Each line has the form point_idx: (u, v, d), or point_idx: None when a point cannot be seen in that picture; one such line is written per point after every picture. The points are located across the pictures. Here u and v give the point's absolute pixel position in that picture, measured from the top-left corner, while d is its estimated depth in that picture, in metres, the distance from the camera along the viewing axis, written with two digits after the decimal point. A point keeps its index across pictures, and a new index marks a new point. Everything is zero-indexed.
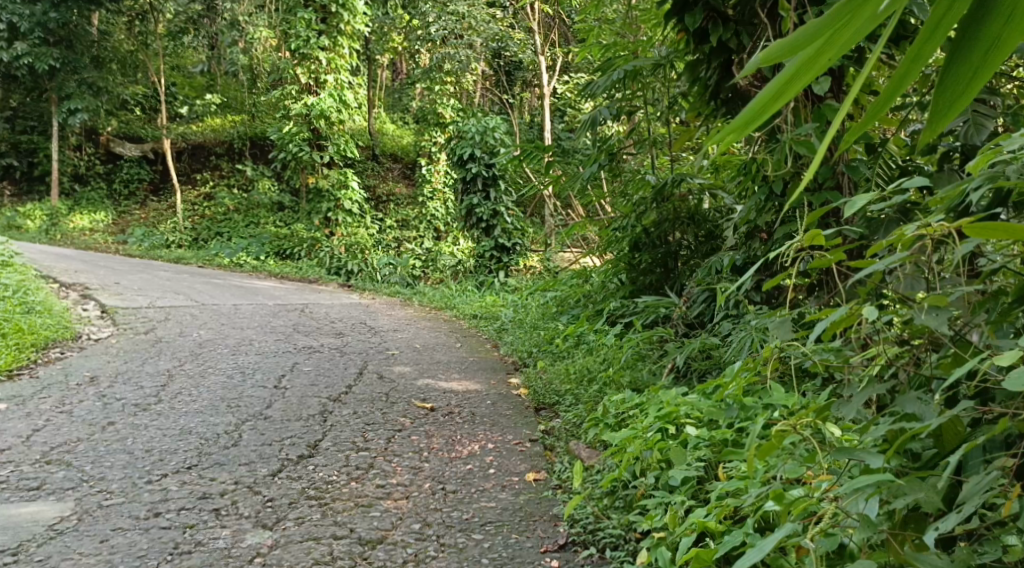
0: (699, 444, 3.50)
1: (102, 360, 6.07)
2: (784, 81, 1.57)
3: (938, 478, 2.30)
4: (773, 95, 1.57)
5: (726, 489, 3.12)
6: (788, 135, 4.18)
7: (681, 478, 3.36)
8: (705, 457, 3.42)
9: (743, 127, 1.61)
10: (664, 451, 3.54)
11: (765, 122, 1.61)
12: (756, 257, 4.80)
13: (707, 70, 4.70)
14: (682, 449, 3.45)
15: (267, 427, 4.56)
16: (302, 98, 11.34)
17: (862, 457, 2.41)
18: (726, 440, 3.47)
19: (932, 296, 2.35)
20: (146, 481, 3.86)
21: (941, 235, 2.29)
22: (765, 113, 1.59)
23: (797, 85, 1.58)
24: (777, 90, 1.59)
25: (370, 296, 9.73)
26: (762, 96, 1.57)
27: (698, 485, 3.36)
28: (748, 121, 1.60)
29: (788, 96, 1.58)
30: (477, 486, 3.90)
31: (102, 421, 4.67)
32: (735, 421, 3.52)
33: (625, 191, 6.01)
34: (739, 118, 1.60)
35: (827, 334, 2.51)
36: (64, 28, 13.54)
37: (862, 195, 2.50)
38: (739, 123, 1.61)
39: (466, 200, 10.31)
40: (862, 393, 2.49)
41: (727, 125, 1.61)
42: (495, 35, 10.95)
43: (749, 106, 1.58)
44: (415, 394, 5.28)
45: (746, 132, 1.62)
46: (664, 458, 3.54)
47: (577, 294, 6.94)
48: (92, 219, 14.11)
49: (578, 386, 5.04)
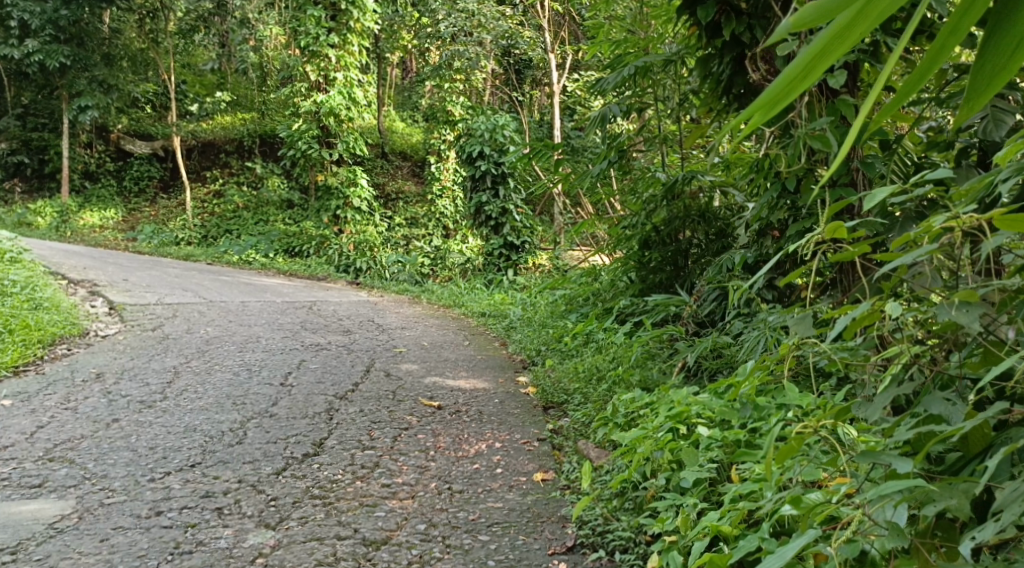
0: (711, 444, 3.43)
1: (108, 357, 6.04)
2: (812, 57, 1.54)
3: (969, 484, 2.23)
4: (801, 71, 1.53)
5: (741, 492, 3.06)
6: (803, 130, 4.11)
7: (693, 480, 3.30)
8: (717, 458, 3.35)
9: (767, 107, 1.56)
10: (675, 451, 3.47)
11: (789, 100, 1.56)
12: (767, 255, 4.74)
13: (720, 64, 4.64)
14: (694, 449, 3.38)
15: (272, 425, 4.51)
16: (312, 96, 11.30)
17: (888, 462, 2.35)
18: (740, 441, 3.39)
19: (961, 289, 2.25)
20: (148, 479, 3.82)
21: (969, 227, 2.22)
22: (790, 92, 1.55)
23: (824, 61, 1.54)
24: (803, 67, 1.55)
25: (378, 294, 9.69)
26: (790, 71, 1.54)
27: (710, 487, 3.30)
28: (773, 99, 1.55)
29: (815, 74, 1.54)
30: (485, 486, 3.84)
31: (107, 418, 4.63)
32: (748, 421, 3.45)
33: (635, 188, 5.94)
34: (765, 95, 1.54)
35: (849, 332, 2.45)
36: (74, 24, 13.52)
37: (883, 186, 2.42)
38: (766, 100, 1.55)
39: (476, 199, 10.23)
40: (886, 393, 2.41)
41: (753, 101, 1.55)
42: (505, 32, 10.93)
43: (776, 80, 1.54)
44: (423, 392, 5.23)
45: (770, 112, 1.57)
46: (674, 459, 3.47)
47: (586, 293, 6.88)
48: (102, 216, 14.09)
49: (587, 385, 4.98)
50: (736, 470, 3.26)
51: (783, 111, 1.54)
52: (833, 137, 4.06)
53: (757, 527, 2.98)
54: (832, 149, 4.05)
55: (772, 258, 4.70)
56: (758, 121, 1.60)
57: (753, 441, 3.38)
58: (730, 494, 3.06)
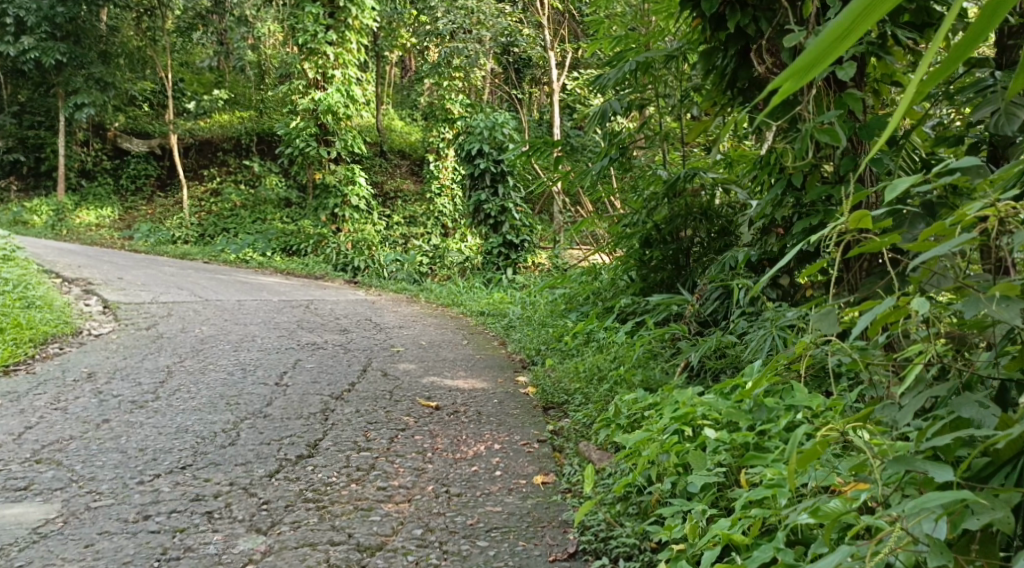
0: (719, 448, 3.33)
1: (100, 356, 5.93)
2: (854, 16, 1.63)
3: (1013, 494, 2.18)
4: (842, 29, 1.63)
5: (753, 498, 2.96)
6: (811, 123, 4.00)
7: (701, 485, 3.21)
8: (725, 462, 3.25)
9: (809, 65, 1.64)
10: (681, 455, 3.36)
11: (830, 61, 1.65)
12: (772, 252, 4.64)
13: (724, 58, 4.53)
14: (701, 453, 3.28)
15: (265, 426, 4.41)
16: (309, 93, 11.19)
17: (924, 470, 2.30)
18: (748, 444, 3.29)
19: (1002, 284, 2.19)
20: (137, 482, 3.71)
21: (1005, 214, 2.16)
22: (832, 51, 1.64)
23: (866, 23, 1.64)
24: (845, 30, 1.65)
25: (376, 293, 9.58)
26: (833, 28, 1.63)
27: (718, 492, 3.20)
28: (816, 55, 1.63)
29: (856, 33, 1.63)
30: (483, 489, 3.74)
31: (97, 419, 4.53)
32: (756, 424, 3.35)
33: (637, 186, 5.83)
34: (808, 51, 1.63)
35: (873, 329, 2.35)
36: (70, 22, 13.37)
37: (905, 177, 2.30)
38: (803, 63, 1.64)
39: (474, 197, 10.11)
40: (916, 398, 2.34)
41: (796, 57, 1.64)
42: (504, 29, 10.81)
43: (819, 37, 1.63)
44: (421, 392, 5.12)
45: (812, 70, 1.65)
46: (680, 462, 3.37)
47: (587, 291, 6.77)
48: (98, 215, 13.99)
49: (588, 385, 4.88)
50: (743, 474, 3.15)
51: (825, 66, 1.62)
52: (842, 131, 3.96)
53: (771, 536, 2.88)
54: (841, 142, 3.94)
55: (778, 256, 4.61)
56: (797, 84, 1.68)
57: (762, 445, 3.28)
58: (740, 502, 2.95)
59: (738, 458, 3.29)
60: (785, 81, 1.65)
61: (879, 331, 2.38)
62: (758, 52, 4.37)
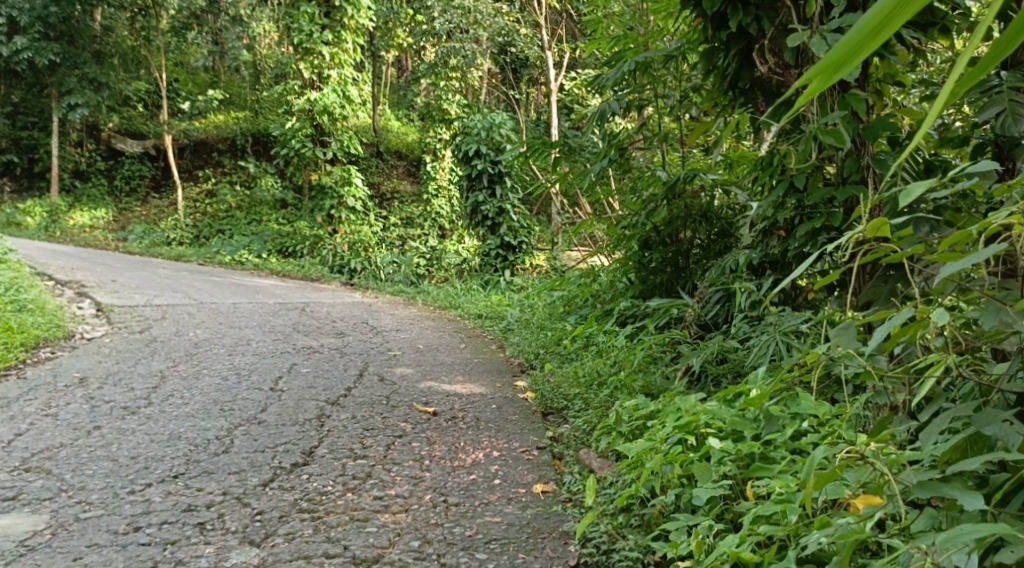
0: (724, 458, 3.26)
1: (93, 361, 5.85)
2: (888, 12, 1.69)
3: None
4: (873, 26, 1.69)
5: (762, 513, 2.90)
6: (814, 125, 3.92)
7: (706, 498, 3.13)
8: (730, 474, 3.19)
9: (839, 61, 1.72)
10: (685, 465, 3.29)
11: (860, 57, 1.72)
12: (773, 255, 4.57)
13: (725, 58, 4.46)
14: (706, 465, 3.21)
15: (260, 433, 4.33)
16: (305, 94, 11.10)
17: (953, 496, 2.34)
18: (753, 455, 3.23)
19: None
20: (127, 492, 3.64)
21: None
22: (862, 46, 1.71)
23: (899, 20, 1.69)
24: (878, 27, 1.71)
25: (373, 295, 9.50)
26: (865, 24, 1.69)
27: (723, 505, 3.13)
28: (846, 52, 1.71)
29: (888, 30, 1.70)
30: (482, 498, 3.66)
31: (88, 426, 4.45)
32: (762, 433, 3.28)
33: (636, 187, 5.76)
34: (838, 47, 1.71)
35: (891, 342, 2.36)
36: (64, 21, 13.28)
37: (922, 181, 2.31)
38: (831, 60, 1.72)
39: (472, 198, 10.04)
40: (942, 421, 2.37)
41: (827, 53, 1.71)
42: (501, 29, 10.75)
43: (851, 33, 1.70)
44: (418, 398, 5.05)
45: (840, 67, 1.72)
46: (684, 473, 3.29)
47: (585, 293, 6.70)
48: (92, 216, 13.90)
49: (588, 390, 4.81)
50: (750, 486, 3.09)
51: (852, 65, 1.70)
52: (847, 132, 3.88)
53: (781, 553, 2.83)
54: (845, 144, 3.86)
55: (779, 259, 4.54)
56: (828, 79, 1.75)
57: (768, 455, 3.22)
58: (749, 519, 2.89)
59: (744, 469, 3.23)
60: (812, 77, 1.73)
61: (898, 346, 2.39)
62: (761, 51, 4.29)
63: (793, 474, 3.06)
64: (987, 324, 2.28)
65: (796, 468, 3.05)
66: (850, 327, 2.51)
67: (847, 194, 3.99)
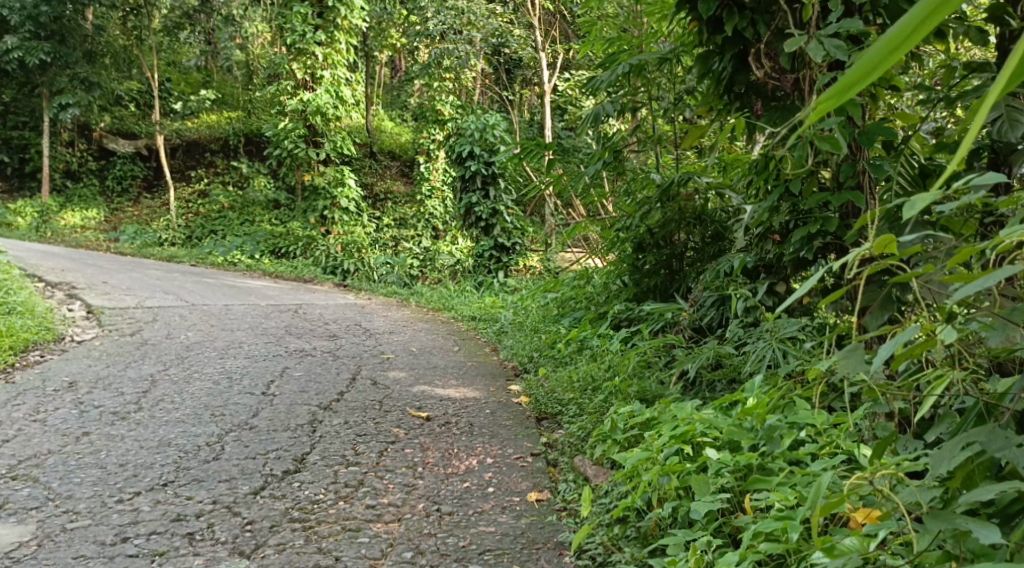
0: (722, 469, 3.22)
1: (82, 365, 5.79)
2: (916, 22, 1.64)
3: None
4: (900, 36, 1.64)
5: (762, 530, 2.87)
6: (810, 130, 3.85)
7: (703, 511, 3.10)
8: (728, 486, 3.16)
9: (864, 75, 1.66)
10: (681, 476, 3.25)
11: (885, 70, 1.66)
12: (768, 259, 4.53)
13: (720, 62, 4.41)
14: (703, 476, 3.18)
15: (251, 439, 4.28)
16: (297, 94, 11.04)
17: (969, 527, 2.26)
18: (751, 465, 3.20)
19: None
20: (116, 500, 3.58)
21: None
22: (888, 58, 1.66)
23: (925, 30, 1.65)
24: (903, 39, 1.66)
25: (366, 297, 9.45)
26: (892, 35, 1.64)
27: (720, 518, 3.10)
28: (870, 66, 1.66)
29: (914, 40, 1.65)
30: (476, 507, 3.62)
31: (77, 432, 4.40)
32: (760, 444, 3.26)
33: (630, 190, 5.72)
34: (863, 61, 1.65)
35: (898, 362, 2.31)
36: (54, 21, 13.14)
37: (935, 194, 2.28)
38: (853, 76, 1.67)
39: (465, 200, 9.93)
40: (956, 445, 2.27)
41: (852, 65, 1.66)
42: (495, 30, 10.69)
43: (877, 44, 1.65)
44: (411, 403, 4.99)
45: (866, 81, 1.66)
46: (681, 485, 3.25)
47: (579, 295, 6.65)
48: (83, 217, 13.82)
49: (582, 395, 4.77)
50: (748, 500, 3.06)
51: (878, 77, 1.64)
52: (843, 138, 3.80)
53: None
54: (843, 151, 3.79)
55: (774, 263, 4.51)
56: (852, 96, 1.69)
57: (766, 466, 3.18)
58: (749, 536, 2.85)
59: (741, 480, 3.19)
60: (834, 94, 1.68)
61: (903, 365, 2.34)
62: (757, 56, 4.25)
63: (792, 486, 3.02)
64: (992, 341, 2.28)
65: (794, 479, 3.01)
66: (856, 349, 2.45)
67: (843, 200, 3.94)
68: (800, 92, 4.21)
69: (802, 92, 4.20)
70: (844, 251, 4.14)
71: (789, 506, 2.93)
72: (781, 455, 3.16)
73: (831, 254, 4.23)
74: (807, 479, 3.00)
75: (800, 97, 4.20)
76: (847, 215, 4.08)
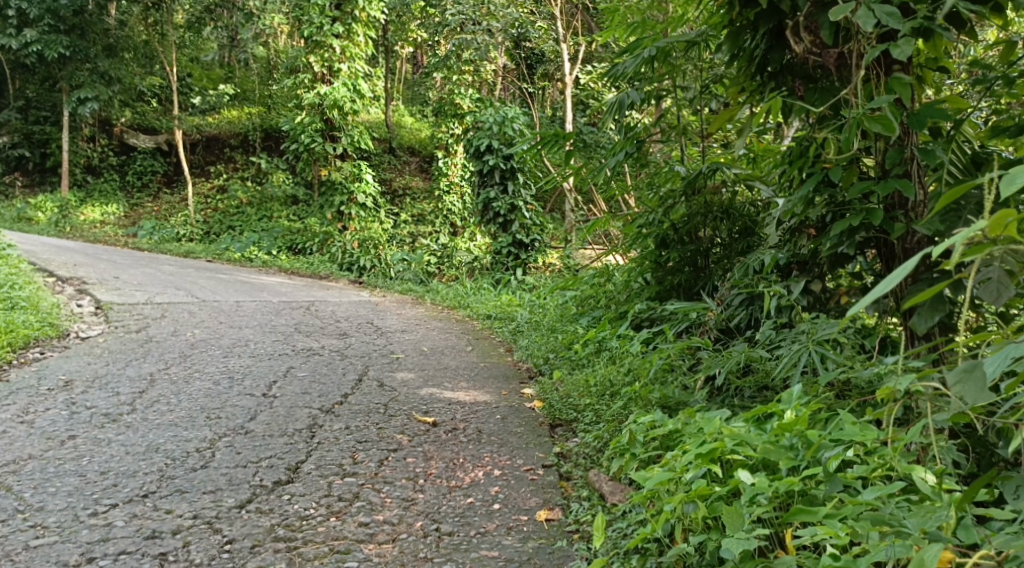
0: (757, 496, 2.90)
1: (81, 363, 5.52)
2: None
3: None
4: None
5: None
6: (859, 110, 3.61)
7: (738, 550, 2.80)
8: (766, 519, 2.87)
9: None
10: (711, 503, 2.95)
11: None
12: (802, 255, 4.22)
13: (753, 39, 4.10)
14: (737, 509, 2.88)
15: (245, 445, 4.00)
16: (315, 87, 10.76)
17: None
18: (791, 492, 2.90)
19: None
20: (89, 514, 3.37)
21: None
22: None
23: None
24: None
25: (381, 294, 9.16)
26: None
27: (759, 557, 2.81)
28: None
29: None
30: (478, 527, 3.36)
31: (63, 435, 4.13)
32: (802, 466, 2.95)
33: (653, 182, 5.39)
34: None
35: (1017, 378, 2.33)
36: (75, 15, 13.00)
37: None
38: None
39: (483, 195, 9.61)
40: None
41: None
42: (515, 21, 10.31)
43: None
44: (418, 406, 4.70)
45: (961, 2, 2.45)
46: (711, 515, 2.95)
47: (597, 293, 6.30)
48: (103, 211, 13.61)
49: (599, 401, 4.49)
50: (788, 537, 2.78)
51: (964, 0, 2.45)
52: (895, 118, 3.57)
53: None
54: (894, 133, 3.55)
55: (808, 259, 4.20)
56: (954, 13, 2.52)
57: (808, 494, 2.87)
58: None
59: (779, 509, 2.89)
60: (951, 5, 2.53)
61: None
62: (795, 29, 3.93)
63: (840, 519, 2.74)
64: None
65: (844, 511, 2.73)
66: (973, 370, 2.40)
67: (890, 188, 3.65)
68: (842, 73, 3.91)
69: (844, 72, 3.90)
70: (887, 246, 3.81)
71: (839, 545, 2.67)
72: (825, 478, 2.86)
73: (873, 249, 3.94)
74: (857, 509, 2.73)
75: (841, 78, 3.91)
76: (893, 206, 3.77)
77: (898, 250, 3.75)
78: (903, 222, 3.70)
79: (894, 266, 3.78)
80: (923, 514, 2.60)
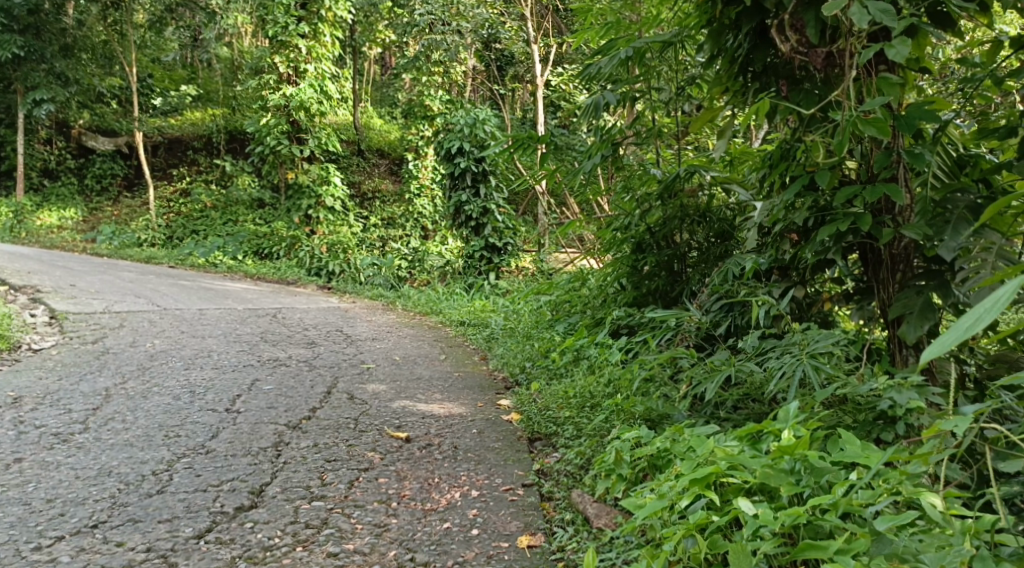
0: (759, 528, 2.75)
1: (32, 378, 5.23)
2: None
3: None
4: None
5: None
6: (852, 112, 3.44)
7: None
8: (770, 553, 2.72)
9: None
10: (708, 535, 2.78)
11: None
12: (785, 260, 4.05)
13: (735, 38, 3.92)
14: (741, 545, 2.72)
15: (205, 466, 3.76)
16: (280, 89, 10.46)
17: None
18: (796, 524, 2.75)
19: None
20: (32, 548, 3.18)
21: None
22: None
23: None
24: None
25: (350, 300, 8.92)
26: None
27: None
28: None
29: None
30: (456, 556, 3.19)
31: (8, 458, 3.87)
32: (807, 495, 2.80)
33: (628, 186, 5.12)
34: None
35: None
36: (31, 14, 12.59)
37: None
38: None
39: (454, 197, 9.36)
40: None
41: None
42: (485, 21, 9.90)
43: None
44: (390, 421, 4.47)
45: None
46: (709, 547, 2.80)
47: (573, 298, 6.10)
48: (60, 217, 13.20)
49: (579, 414, 4.29)
50: None
51: None
52: (887, 121, 3.41)
53: None
54: (888, 136, 3.39)
55: (791, 264, 4.03)
56: None
57: (813, 524, 2.74)
58: None
59: (781, 541, 2.74)
60: None
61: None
62: (779, 27, 3.75)
63: (853, 555, 2.62)
64: None
65: (855, 546, 2.62)
66: None
67: (878, 193, 3.47)
68: (828, 73, 3.73)
69: (829, 72, 3.72)
70: (871, 250, 3.66)
71: None
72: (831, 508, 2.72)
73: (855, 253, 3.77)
74: (867, 541, 2.62)
75: (827, 78, 3.73)
76: (880, 211, 3.61)
77: (885, 255, 3.59)
78: (892, 227, 3.54)
79: (880, 271, 3.62)
80: (939, 547, 2.54)
